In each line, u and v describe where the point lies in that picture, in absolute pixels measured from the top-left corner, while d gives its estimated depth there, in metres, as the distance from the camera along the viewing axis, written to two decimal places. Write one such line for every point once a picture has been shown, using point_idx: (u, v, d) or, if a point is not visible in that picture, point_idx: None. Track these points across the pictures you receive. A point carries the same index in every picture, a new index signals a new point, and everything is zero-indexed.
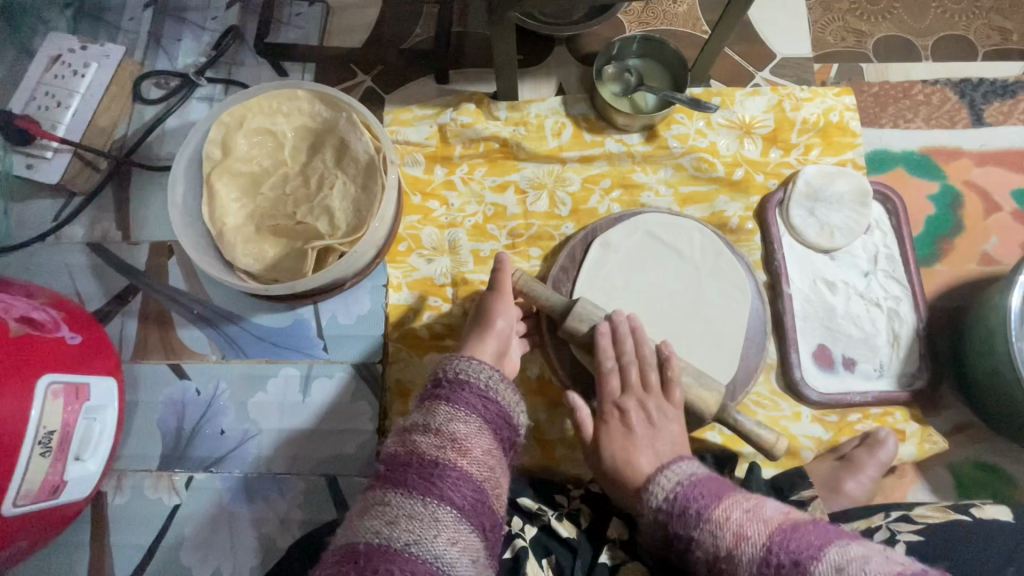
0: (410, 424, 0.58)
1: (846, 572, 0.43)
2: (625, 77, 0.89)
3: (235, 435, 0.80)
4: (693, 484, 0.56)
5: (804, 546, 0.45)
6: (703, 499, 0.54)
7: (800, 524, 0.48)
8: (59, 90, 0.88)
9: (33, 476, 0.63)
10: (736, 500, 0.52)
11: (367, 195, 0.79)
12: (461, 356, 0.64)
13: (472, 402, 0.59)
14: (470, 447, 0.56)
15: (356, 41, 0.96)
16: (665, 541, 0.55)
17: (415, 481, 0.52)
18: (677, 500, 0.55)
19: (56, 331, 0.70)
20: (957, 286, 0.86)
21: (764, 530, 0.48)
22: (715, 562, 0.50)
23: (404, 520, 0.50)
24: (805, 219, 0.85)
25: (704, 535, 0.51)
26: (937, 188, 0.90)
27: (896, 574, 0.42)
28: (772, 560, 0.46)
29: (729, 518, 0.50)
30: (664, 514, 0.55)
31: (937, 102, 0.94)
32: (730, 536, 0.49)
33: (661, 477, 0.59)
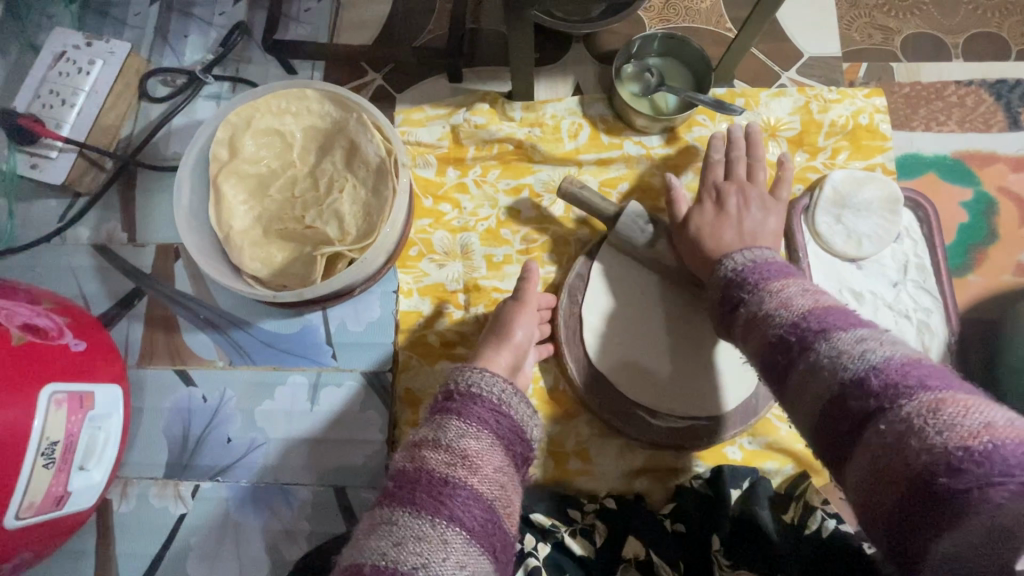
0: (420, 438, 0.56)
1: (851, 348, 0.44)
2: (645, 77, 0.86)
3: (241, 444, 0.79)
4: (761, 262, 0.58)
5: (834, 322, 0.47)
6: (766, 273, 0.56)
7: (841, 309, 0.48)
8: (64, 88, 0.86)
9: (36, 489, 0.62)
10: (796, 281, 0.54)
11: (378, 198, 0.76)
12: (473, 367, 0.61)
13: (483, 416, 0.57)
14: (481, 464, 0.53)
15: (367, 37, 0.93)
16: (722, 310, 0.58)
17: (424, 499, 0.50)
18: (743, 270, 0.58)
19: (60, 338, 0.68)
20: (990, 298, 0.82)
21: (808, 303, 0.50)
22: (754, 318, 0.52)
23: (411, 542, 0.48)
24: (832, 226, 0.82)
25: (756, 297, 0.54)
26: (970, 195, 0.86)
27: (906, 359, 0.43)
28: (802, 325, 0.48)
29: (785, 290, 0.52)
30: (732, 274, 0.58)
31: (971, 104, 0.90)
32: (776, 302, 0.51)
33: (736, 254, 0.61)
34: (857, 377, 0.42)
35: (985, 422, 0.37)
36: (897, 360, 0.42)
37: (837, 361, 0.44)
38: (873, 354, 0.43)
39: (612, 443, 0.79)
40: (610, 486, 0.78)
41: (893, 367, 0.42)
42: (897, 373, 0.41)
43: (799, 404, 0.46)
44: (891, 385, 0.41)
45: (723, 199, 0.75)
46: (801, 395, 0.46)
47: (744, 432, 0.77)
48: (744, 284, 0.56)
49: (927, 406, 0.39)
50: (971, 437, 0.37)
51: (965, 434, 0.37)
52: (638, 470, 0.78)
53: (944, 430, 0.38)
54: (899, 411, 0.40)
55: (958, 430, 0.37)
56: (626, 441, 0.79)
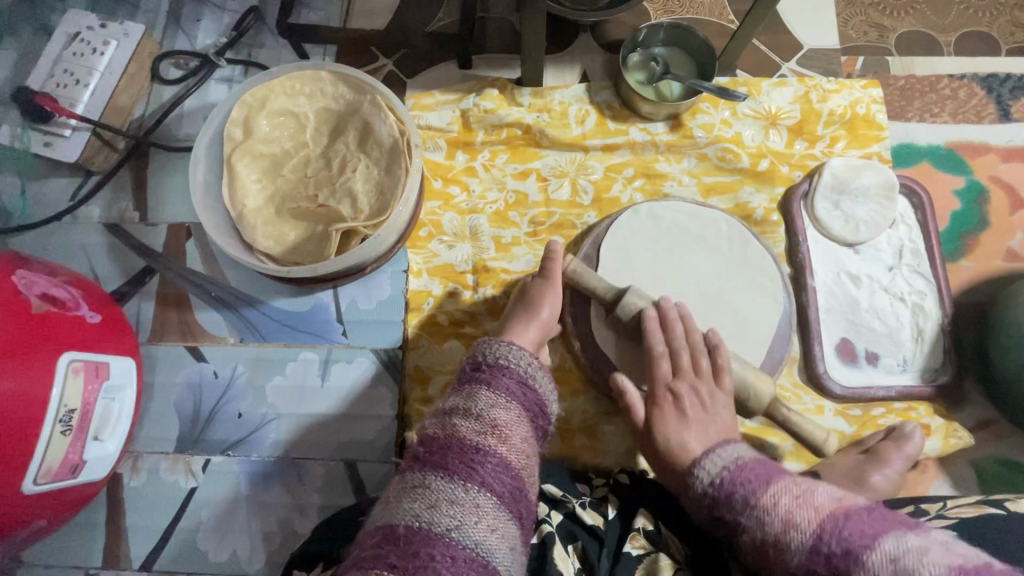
0: (449, 408, 0.57)
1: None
2: (650, 66, 0.89)
3: (253, 419, 0.80)
4: (738, 470, 0.55)
5: (855, 537, 0.42)
6: (749, 484, 0.53)
7: (848, 513, 0.45)
8: (79, 68, 0.86)
9: (54, 454, 0.63)
10: (784, 485, 0.50)
11: (390, 178, 0.78)
12: (500, 341, 0.64)
13: (511, 388, 0.59)
14: (510, 434, 0.55)
15: (377, 24, 0.95)
16: (713, 523, 0.55)
17: (455, 465, 0.52)
18: (722, 486, 0.55)
19: (77, 309, 0.69)
20: (982, 282, 0.85)
21: (815, 517, 0.46)
22: (764, 547, 0.48)
23: (444, 504, 0.49)
24: (830, 211, 0.84)
25: (752, 520, 0.50)
26: (963, 183, 0.89)
27: (954, 570, 0.38)
28: (823, 550, 0.43)
29: (779, 503, 0.48)
30: (710, 496, 0.56)
31: (964, 96, 0.93)
32: (780, 523, 0.47)
33: (706, 462, 0.58)
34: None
35: None
36: (950, 571, 0.38)
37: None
38: None
39: (617, 420, 0.81)
40: (616, 460, 0.80)
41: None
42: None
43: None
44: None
45: (682, 398, 0.69)
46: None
47: None
48: (721, 508, 0.54)
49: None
50: None
51: None
52: (643, 446, 0.80)
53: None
54: None
55: None
56: (632, 418, 0.81)
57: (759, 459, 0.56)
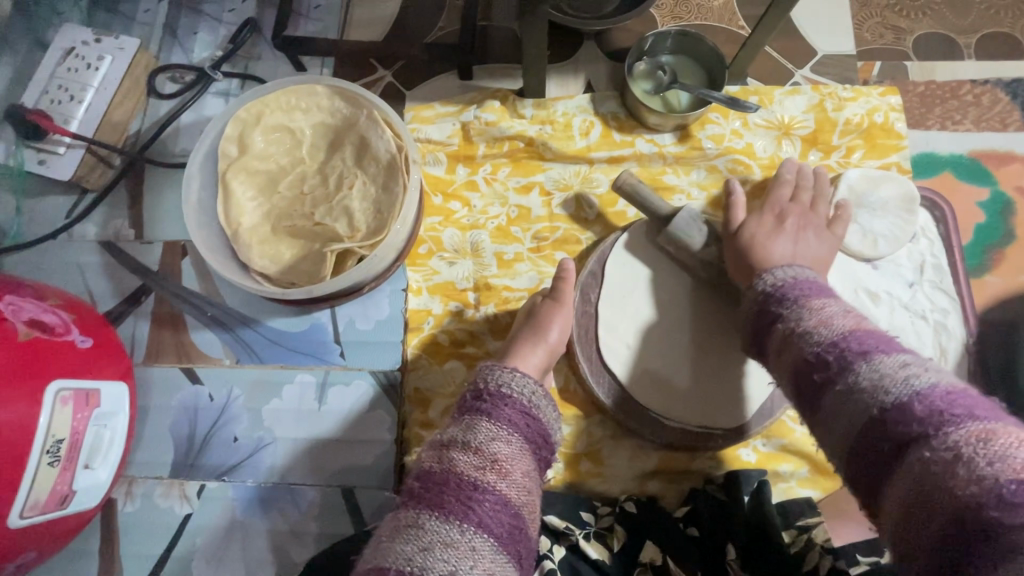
0: (447, 439, 0.55)
1: (896, 373, 0.44)
2: (657, 75, 0.85)
3: (249, 443, 0.78)
4: (800, 280, 0.60)
5: (874, 345, 0.47)
6: (806, 291, 0.58)
7: (880, 333, 0.49)
8: (72, 84, 0.85)
9: (41, 487, 0.61)
10: (837, 300, 0.55)
11: (388, 195, 0.75)
12: (503, 367, 0.61)
13: (513, 419, 0.56)
14: (511, 469, 0.53)
15: (377, 34, 0.93)
16: (760, 315, 0.59)
17: (451, 503, 0.49)
18: (783, 285, 0.59)
19: (67, 335, 0.68)
20: (1009, 299, 0.81)
21: (849, 324, 0.50)
22: (790, 335, 0.54)
23: (438, 547, 0.46)
24: (848, 225, 0.81)
25: (795, 313, 0.55)
26: (987, 195, 0.85)
27: (952, 387, 0.43)
28: (840, 342, 0.49)
29: (826, 308, 0.54)
30: (766, 295, 0.60)
31: (987, 103, 0.89)
32: (816, 321, 0.53)
33: (777, 268, 0.62)
34: (898, 403, 0.43)
35: None
36: (949, 386, 0.43)
37: (878, 383, 0.45)
38: (916, 380, 0.43)
39: (624, 444, 0.78)
40: (622, 487, 0.77)
41: (937, 394, 0.42)
42: (941, 400, 0.41)
43: (828, 428, 0.48)
44: (936, 412, 0.41)
45: (784, 216, 0.74)
46: (832, 415, 0.47)
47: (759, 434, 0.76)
48: (783, 302, 0.58)
49: (977, 436, 0.39)
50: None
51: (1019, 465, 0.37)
52: (651, 472, 0.77)
53: (999, 462, 0.37)
54: (945, 438, 0.40)
55: (1010, 460, 0.37)
56: (639, 442, 0.78)
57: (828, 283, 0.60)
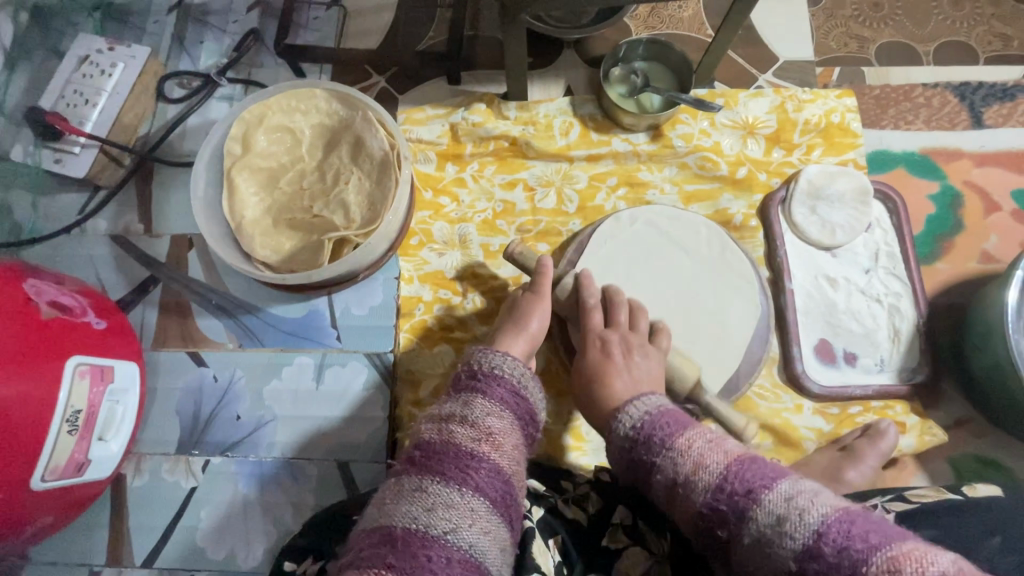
0: (445, 414, 0.59)
1: (788, 513, 0.43)
2: (631, 79, 0.92)
3: (250, 421, 0.83)
4: (661, 414, 0.59)
5: (756, 480, 0.47)
6: (668, 429, 0.57)
7: (751, 459, 0.50)
8: (87, 89, 0.92)
9: (61, 453, 0.66)
10: (698, 431, 0.55)
11: (381, 189, 0.82)
12: (495, 351, 0.66)
13: (504, 398, 0.61)
14: (503, 442, 0.58)
15: (371, 43, 1.00)
16: (633, 465, 0.58)
17: (451, 469, 0.53)
18: (643, 427, 0.59)
19: (84, 316, 0.73)
20: (957, 283, 0.87)
21: (723, 459, 0.51)
22: (675, 488, 0.52)
23: (440, 508, 0.50)
24: (807, 217, 0.87)
25: (667, 461, 0.54)
26: (937, 188, 0.92)
27: (838, 511, 0.42)
28: (726, 487, 0.48)
29: (693, 447, 0.53)
30: (631, 441, 0.59)
31: (938, 104, 0.96)
32: (691, 464, 0.52)
33: (630, 406, 0.62)
34: (807, 548, 0.41)
35: (942, 575, 0.36)
36: (835, 511, 0.42)
37: (779, 528, 0.43)
38: (809, 514, 0.42)
39: None
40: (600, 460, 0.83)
41: (834, 526, 0.41)
42: (842, 535, 0.40)
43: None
44: (844, 552, 0.39)
45: (609, 344, 0.72)
46: (747, 570, 0.45)
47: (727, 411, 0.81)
48: (649, 445, 0.57)
49: (886, 567, 0.37)
50: None
51: None
52: None
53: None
54: None
55: None
56: None
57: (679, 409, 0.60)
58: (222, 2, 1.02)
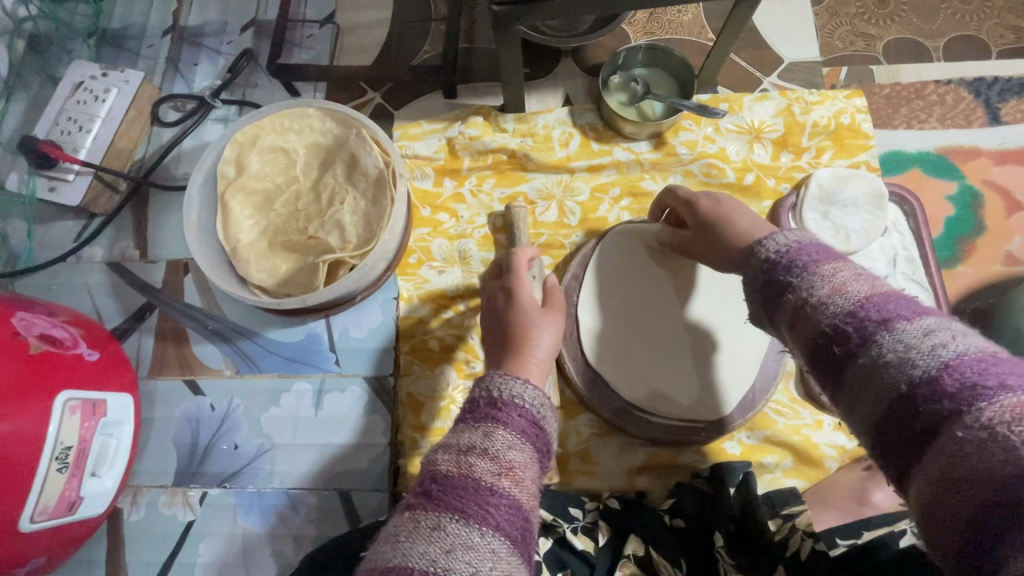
0: (464, 443, 0.49)
1: (922, 343, 0.39)
2: (631, 87, 0.90)
3: (249, 450, 0.80)
4: (806, 242, 0.49)
5: (898, 311, 0.41)
6: (816, 255, 0.47)
7: (903, 297, 0.43)
8: (81, 115, 0.90)
9: (50, 493, 0.64)
10: (847, 263, 0.46)
11: (377, 209, 0.80)
12: (512, 374, 0.56)
13: (526, 429, 0.52)
14: (525, 477, 0.49)
15: (366, 59, 0.98)
16: (765, 291, 0.49)
17: (470, 506, 0.45)
18: (788, 252, 0.49)
19: (75, 348, 0.71)
20: (981, 288, 0.83)
21: (865, 290, 0.43)
22: (802, 309, 0.45)
23: (459, 550, 0.43)
24: (820, 223, 0.83)
25: (805, 281, 0.46)
26: (955, 189, 0.88)
27: (983, 353, 0.38)
28: (861, 314, 0.42)
29: (839, 274, 0.45)
30: (772, 264, 0.49)
31: (951, 101, 0.92)
32: (828, 288, 0.44)
33: (776, 235, 0.51)
34: (929, 377, 0.38)
35: None
36: (980, 353, 0.38)
37: (905, 356, 0.39)
38: (945, 349, 0.38)
39: (612, 442, 0.80)
40: (611, 484, 0.79)
41: (967, 363, 0.37)
42: (974, 371, 0.37)
43: (846, 411, 0.43)
44: (968, 387, 0.36)
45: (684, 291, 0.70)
46: (854, 394, 0.41)
47: (743, 426, 0.78)
48: (788, 267, 0.47)
49: (1013, 412, 0.34)
50: None
51: None
52: (638, 468, 0.79)
53: None
54: (979, 415, 0.35)
55: None
56: (626, 439, 0.80)
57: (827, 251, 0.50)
58: (215, 23, 1.02)
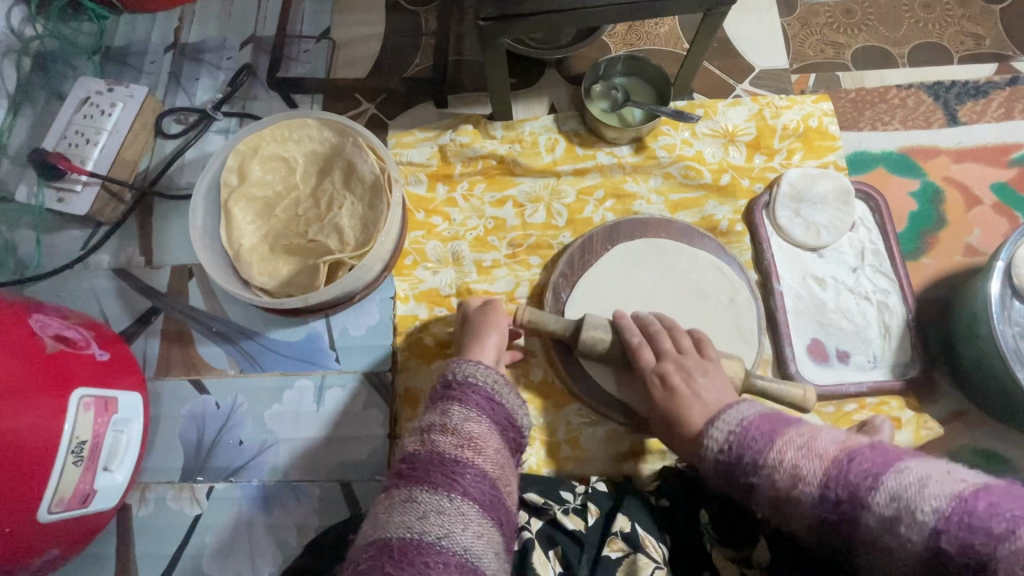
0: (427, 424, 0.62)
1: (900, 513, 0.48)
2: (612, 95, 0.95)
3: (253, 445, 0.84)
4: (746, 424, 0.62)
5: (858, 479, 0.52)
6: (758, 443, 0.60)
7: (855, 455, 0.54)
8: (88, 128, 0.94)
9: (66, 484, 0.67)
10: (789, 437, 0.58)
11: (373, 212, 0.84)
12: (467, 360, 0.69)
13: (480, 403, 0.64)
14: (484, 445, 0.61)
15: (360, 73, 1.03)
16: (731, 482, 0.61)
17: (440, 478, 0.57)
18: (735, 440, 0.61)
19: (87, 348, 0.75)
20: (944, 278, 0.89)
21: (819, 466, 0.55)
22: (780, 500, 0.57)
23: (434, 515, 0.54)
24: (791, 219, 0.89)
25: (765, 476, 0.58)
26: (918, 185, 0.94)
27: (953, 497, 0.47)
28: (831, 496, 0.53)
29: (788, 457, 0.57)
30: (726, 456, 0.62)
31: (913, 104, 0.98)
32: (789, 475, 0.56)
33: (714, 427, 0.64)
34: (931, 546, 0.46)
35: None
36: (951, 500, 0.47)
37: (895, 529, 0.49)
38: (926, 509, 0.47)
39: (599, 431, 0.84)
40: (600, 470, 0.83)
41: (952, 521, 0.46)
42: (963, 529, 0.45)
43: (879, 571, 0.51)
44: (970, 546, 0.45)
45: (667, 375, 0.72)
46: (875, 557, 0.51)
47: None
48: (753, 469, 0.59)
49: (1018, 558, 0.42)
50: None
51: None
52: (626, 453, 0.83)
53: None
54: (996, 571, 0.43)
55: None
56: (613, 427, 0.84)
57: (765, 415, 0.62)
58: (216, 40, 1.06)
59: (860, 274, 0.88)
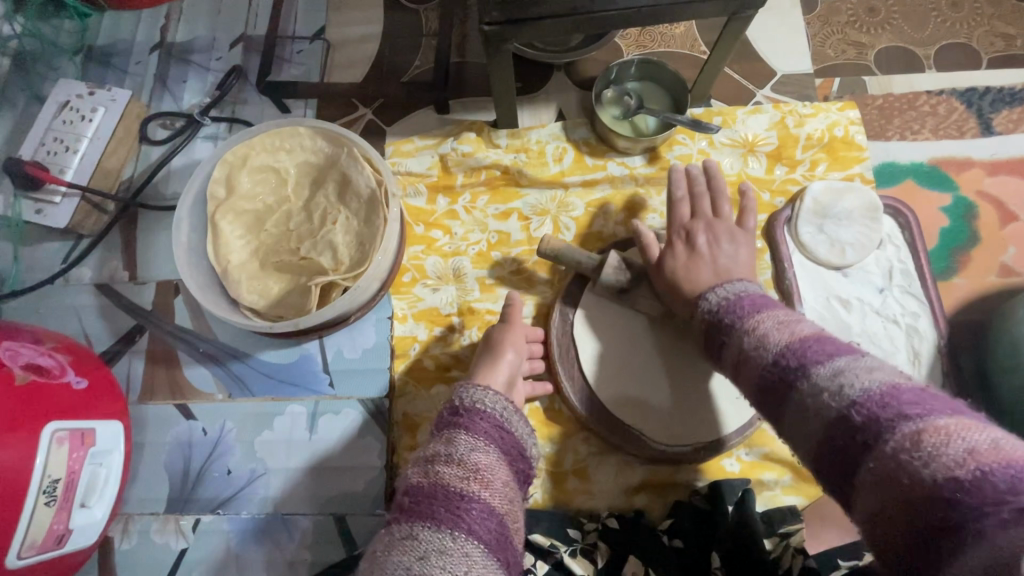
0: (431, 454, 0.57)
1: (830, 384, 0.45)
2: (625, 101, 0.89)
3: (242, 475, 0.79)
4: (741, 296, 0.60)
5: (813, 355, 0.48)
6: (743, 311, 0.58)
7: (819, 339, 0.50)
8: (67, 135, 0.89)
9: (38, 527, 0.62)
10: (772, 313, 0.55)
11: (369, 228, 0.79)
12: (476, 386, 0.64)
13: (489, 431, 0.60)
14: (492, 478, 0.56)
15: (357, 75, 0.98)
16: (711, 334, 0.60)
17: (442, 513, 0.52)
18: (724, 305, 0.60)
19: (63, 376, 0.70)
20: (977, 300, 0.84)
21: (784, 339, 0.51)
22: (742, 358, 0.54)
23: (434, 555, 0.49)
24: (815, 236, 0.84)
25: (737, 337, 0.56)
26: (949, 200, 0.88)
27: (886, 386, 0.43)
28: (782, 363, 0.49)
29: (762, 326, 0.54)
30: (716, 310, 0.61)
31: (944, 112, 0.92)
32: (755, 341, 0.53)
33: (714, 290, 0.63)
34: (840, 416, 0.43)
35: (970, 448, 0.36)
36: (882, 387, 0.42)
37: (820, 399, 0.45)
38: (851, 388, 0.43)
39: (610, 463, 0.79)
40: (610, 503, 0.78)
41: (872, 399, 0.42)
42: (877, 405, 0.41)
43: (798, 439, 0.47)
44: (875, 418, 0.41)
45: (691, 235, 0.75)
46: (797, 431, 0.47)
47: (742, 443, 0.78)
48: (735, 318, 0.58)
49: (910, 440, 0.38)
50: (960, 466, 0.36)
51: (954, 463, 0.36)
52: (638, 486, 0.78)
53: (932, 462, 0.37)
54: (884, 448, 0.40)
55: (945, 459, 0.37)
56: (624, 457, 0.80)
57: (762, 294, 0.60)
58: (204, 39, 1.00)
59: (888, 296, 0.82)
